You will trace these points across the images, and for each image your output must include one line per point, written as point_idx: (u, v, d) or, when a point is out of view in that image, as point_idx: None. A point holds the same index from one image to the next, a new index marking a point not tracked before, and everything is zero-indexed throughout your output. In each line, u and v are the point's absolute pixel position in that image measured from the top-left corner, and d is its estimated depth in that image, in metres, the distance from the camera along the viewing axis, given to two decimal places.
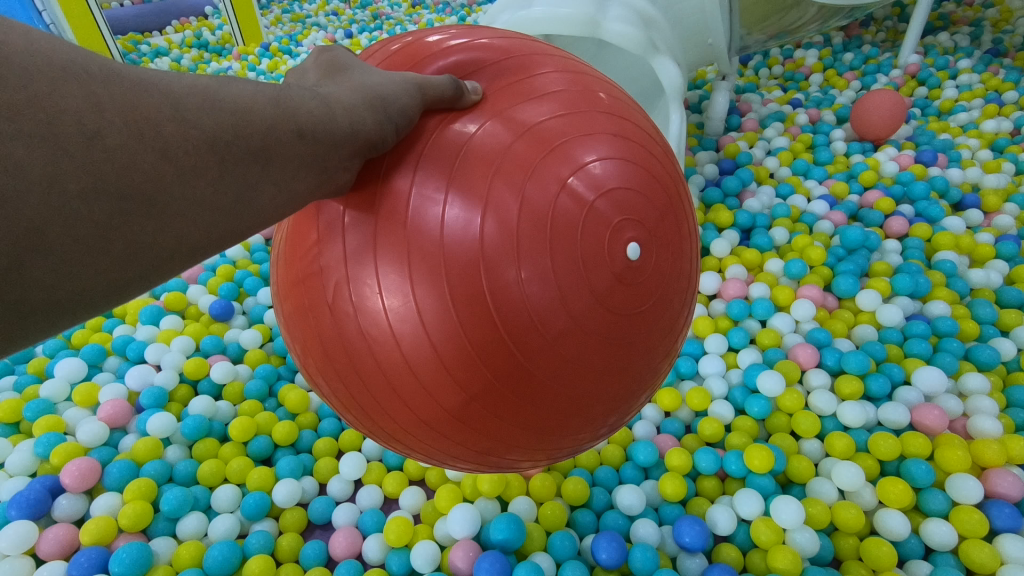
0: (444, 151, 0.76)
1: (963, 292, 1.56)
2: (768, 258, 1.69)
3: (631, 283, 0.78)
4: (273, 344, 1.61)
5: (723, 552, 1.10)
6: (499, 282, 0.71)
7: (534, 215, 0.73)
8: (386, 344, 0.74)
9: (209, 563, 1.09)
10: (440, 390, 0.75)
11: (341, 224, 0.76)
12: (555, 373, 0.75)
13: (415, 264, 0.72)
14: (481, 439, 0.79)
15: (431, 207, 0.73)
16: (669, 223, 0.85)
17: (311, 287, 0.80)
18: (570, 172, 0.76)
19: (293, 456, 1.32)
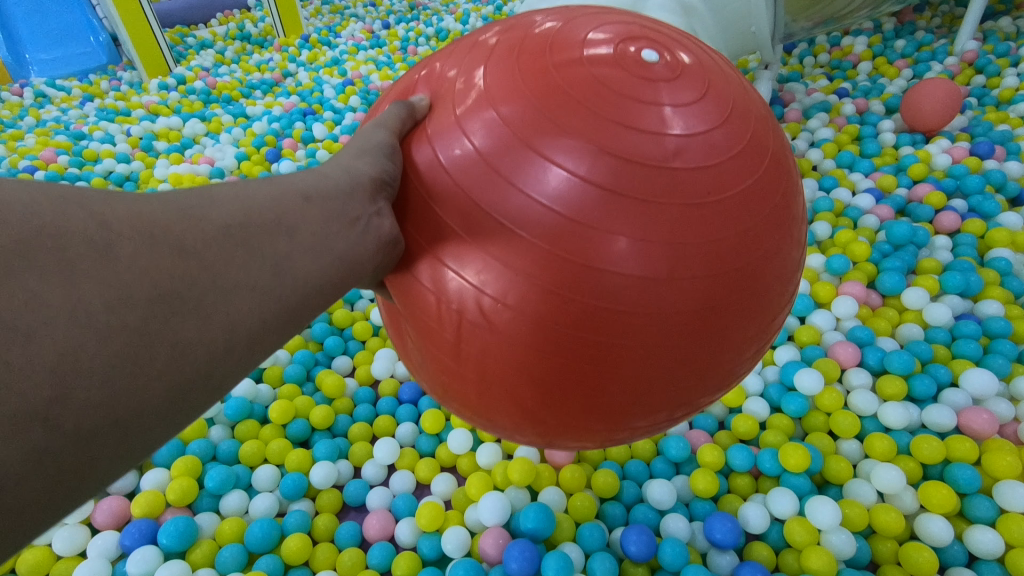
0: (450, 134, 0.77)
1: (1019, 291, 1.50)
2: (809, 253, 1.65)
3: (715, 127, 0.76)
4: (311, 331, 1.66)
5: (755, 550, 1.08)
6: (585, 184, 0.70)
7: (598, 123, 0.72)
8: (545, 317, 0.71)
9: (250, 539, 1.13)
10: (622, 318, 0.71)
11: (429, 246, 0.76)
12: (713, 226, 0.72)
13: (506, 210, 0.71)
14: (716, 310, 0.74)
15: (486, 168, 0.73)
16: (688, 50, 0.83)
17: (438, 328, 0.78)
18: (562, 58, 0.77)
19: (329, 439, 1.35)
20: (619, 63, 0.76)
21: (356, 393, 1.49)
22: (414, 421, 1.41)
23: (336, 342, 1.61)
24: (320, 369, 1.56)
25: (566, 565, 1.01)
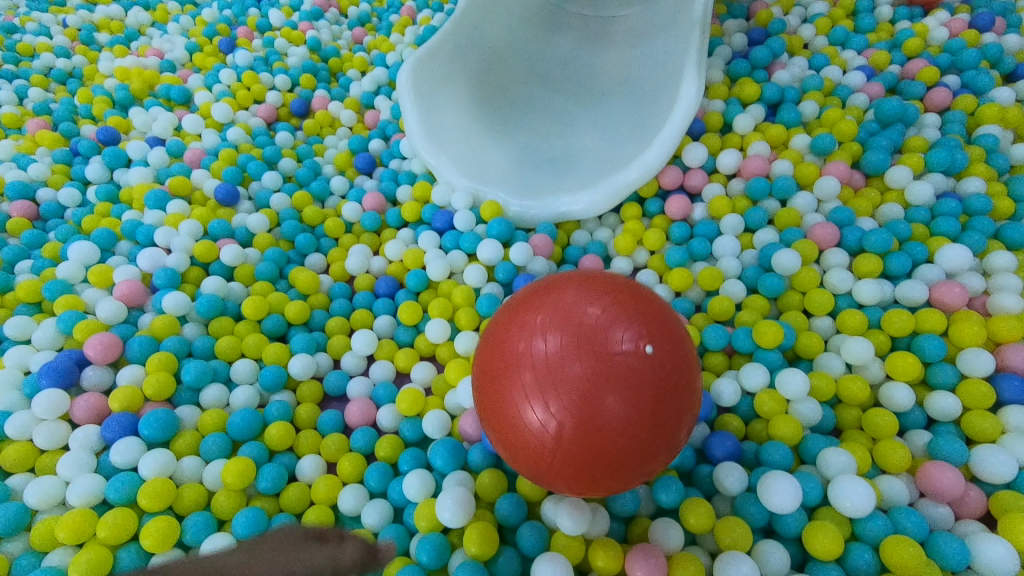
0: (506, 331, 0.83)
1: (1003, 168, 1.47)
2: (795, 135, 1.59)
3: (668, 326, 0.81)
4: (281, 229, 1.60)
5: (726, 422, 1.12)
6: (592, 380, 0.76)
7: (592, 355, 0.76)
8: (566, 441, 0.77)
9: (232, 428, 1.14)
10: (626, 437, 0.77)
11: (484, 377, 0.83)
12: (666, 435, 0.79)
13: (532, 388, 0.78)
14: (673, 404, 0.79)
15: (523, 359, 0.79)
16: (629, 348, 0.76)
17: (487, 423, 0.85)
18: (544, 465, 0.79)
19: (306, 333, 1.35)
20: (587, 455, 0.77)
21: (331, 289, 1.47)
22: (392, 313, 1.42)
23: (308, 239, 1.56)
24: (293, 266, 1.52)
25: None
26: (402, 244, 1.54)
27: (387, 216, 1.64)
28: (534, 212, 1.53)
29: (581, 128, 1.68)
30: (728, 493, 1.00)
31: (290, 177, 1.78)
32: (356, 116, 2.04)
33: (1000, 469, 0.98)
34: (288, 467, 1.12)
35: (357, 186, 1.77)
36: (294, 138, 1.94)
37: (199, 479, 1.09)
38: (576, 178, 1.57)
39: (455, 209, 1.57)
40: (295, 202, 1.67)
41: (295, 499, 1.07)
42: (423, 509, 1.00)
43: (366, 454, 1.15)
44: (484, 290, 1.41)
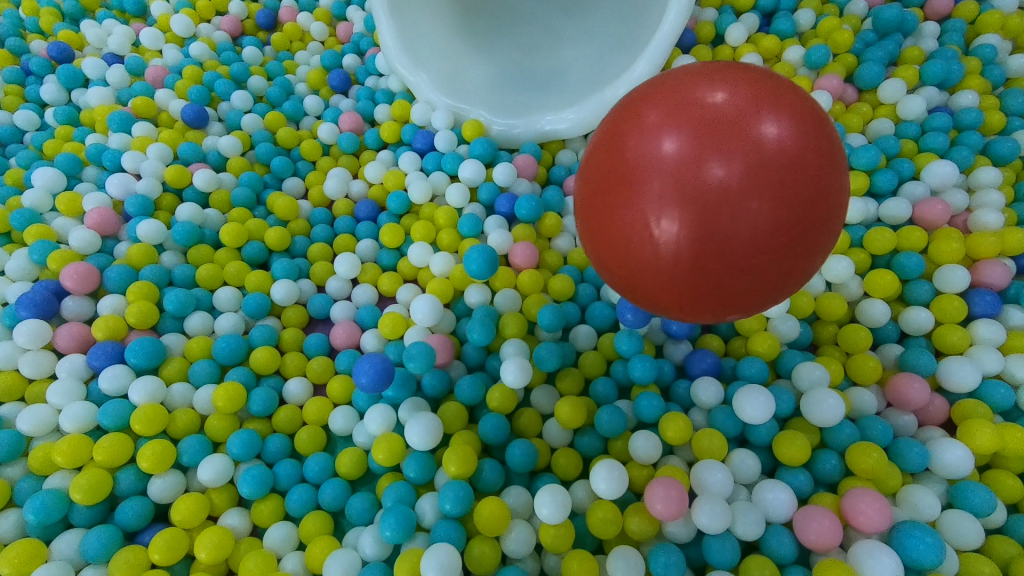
0: (625, 143, 0.74)
1: (998, 81, 1.44)
2: (788, 46, 1.53)
3: (804, 115, 0.72)
4: (254, 152, 1.54)
5: (705, 339, 1.15)
6: (731, 174, 0.67)
7: (725, 146, 0.68)
8: (700, 247, 0.68)
9: (218, 354, 1.15)
10: (764, 239, 0.68)
11: (597, 198, 0.76)
12: (805, 247, 0.71)
13: (659, 192, 0.69)
14: (815, 209, 0.70)
15: (648, 165, 0.71)
16: (760, 132, 0.68)
17: (600, 254, 0.78)
18: (660, 161, 0.69)
19: (288, 259, 1.33)
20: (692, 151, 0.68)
21: (311, 214, 1.43)
22: (374, 237, 1.40)
23: (284, 163, 1.50)
24: (270, 191, 1.48)
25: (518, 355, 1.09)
26: (383, 166, 1.49)
27: (366, 137, 1.58)
28: (518, 131, 1.49)
29: (569, 40, 1.55)
30: (704, 405, 1.04)
31: (261, 97, 1.69)
32: (328, 29, 1.92)
33: (965, 379, 1.03)
34: (276, 390, 1.14)
35: (332, 105, 1.69)
36: (262, 53, 1.82)
37: (190, 404, 1.10)
38: (562, 94, 1.51)
39: (437, 130, 1.51)
40: (268, 124, 1.59)
41: (286, 420, 1.09)
42: (386, 438, 1.01)
43: (352, 375, 1.17)
44: (466, 211, 1.38)
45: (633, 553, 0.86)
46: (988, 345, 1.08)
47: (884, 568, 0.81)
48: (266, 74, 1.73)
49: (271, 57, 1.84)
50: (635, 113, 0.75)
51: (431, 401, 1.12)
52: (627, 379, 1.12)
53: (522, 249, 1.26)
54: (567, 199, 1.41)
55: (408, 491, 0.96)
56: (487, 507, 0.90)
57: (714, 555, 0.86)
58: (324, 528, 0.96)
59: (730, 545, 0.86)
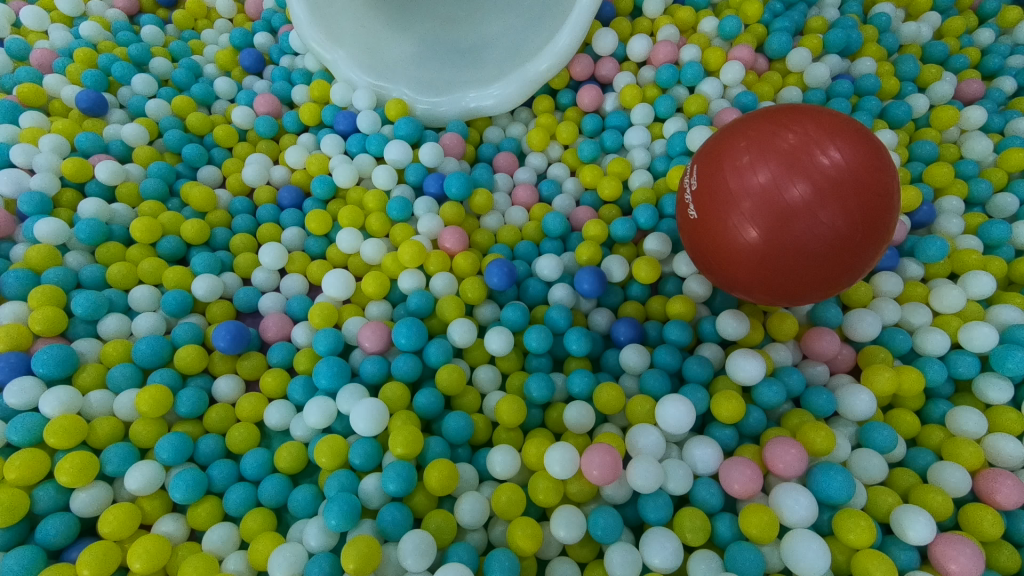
0: (715, 171, 0.90)
1: (893, 48, 1.54)
2: (703, 18, 1.58)
3: (864, 143, 0.84)
4: (163, 140, 1.44)
5: (626, 308, 1.20)
6: (802, 192, 0.82)
7: (800, 173, 0.82)
8: (779, 253, 0.85)
9: (138, 356, 1.09)
10: (834, 248, 0.83)
11: (697, 217, 0.93)
12: (869, 247, 0.84)
13: (749, 212, 0.85)
14: (874, 220, 0.83)
15: (736, 192, 0.87)
16: (824, 159, 0.82)
17: (702, 257, 0.96)
18: (745, 190, 0.86)
19: (208, 252, 1.27)
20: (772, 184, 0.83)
21: (231, 204, 1.37)
22: (301, 225, 1.35)
23: (196, 151, 1.42)
24: (184, 182, 1.40)
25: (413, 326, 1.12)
26: (304, 149, 1.44)
27: (284, 120, 1.51)
28: (443, 109, 1.47)
29: (490, 12, 1.51)
30: (633, 370, 1.09)
31: (166, 80, 1.58)
32: (235, 6, 1.81)
33: (868, 329, 1.12)
34: (206, 389, 1.10)
35: (246, 87, 1.60)
36: (164, 33, 1.70)
37: (110, 411, 1.04)
38: (486, 70, 1.49)
39: (359, 110, 1.47)
40: (176, 109, 1.49)
41: (218, 420, 1.06)
42: (327, 441, 0.98)
43: (286, 368, 1.15)
44: (394, 193, 1.36)
45: (575, 512, 0.90)
46: (888, 296, 1.18)
47: (800, 507, 0.88)
48: (169, 55, 1.61)
49: (174, 36, 1.72)
50: (725, 148, 0.91)
51: (369, 387, 1.11)
52: (562, 352, 1.15)
53: (452, 232, 1.25)
54: (497, 176, 1.41)
55: (351, 478, 0.96)
56: (436, 468, 0.93)
57: (649, 513, 0.91)
58: (268, 524, 0.94)
59: (663, 502, 0.91)
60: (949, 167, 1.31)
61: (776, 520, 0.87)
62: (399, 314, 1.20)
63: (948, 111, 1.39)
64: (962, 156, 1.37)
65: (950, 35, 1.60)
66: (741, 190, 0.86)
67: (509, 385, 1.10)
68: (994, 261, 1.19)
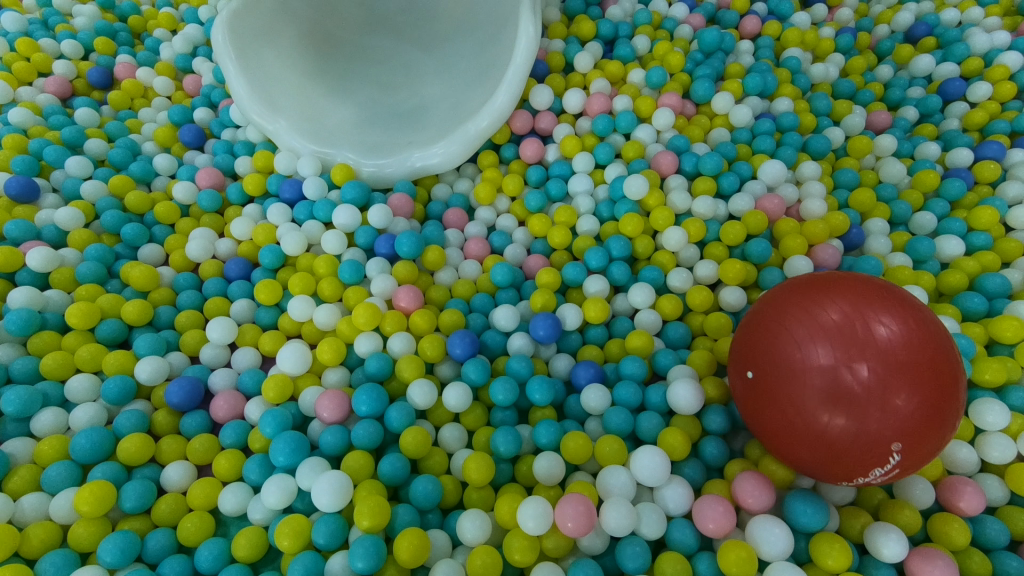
0: (766, 349, 0.86)
1: (806, 87, 1.67)
2: (630, 69, 1.68)
3: (914, 310, 0.82)
4: (100, 222, 1.40)
5: (586, 351, 1.21)
6: (869, 373, 0.78)
7: (865, 352, 0.78)
8: (858, 439, 0.79)
9: (77, 452, 1.01)
10: (913, 428, 0.78)
11: (755, 395, 0.88)
12: (947, 422, 0.79)
13: (824, 396, 0.80)
14: (946, 395, 0.78)
15: (796, 370, 0.82)
16: (881, 334, 0.79)
17: (767, 438, 0.89)
18: (804, 370, 0.81)
19: (152, 333, 1.21)
20: (835, 364, 0.79)
21: (175, 281, 1.33)
22: (250, 296, 1.32)
23: (136, 229, 1.38)
24: (124, 263, 1.35)
25: (376, 395, 1.09)
26: (250, 221, 1.42)
27: (228, 192, 1.50)
28: (389, 170, 1.48)
29: (428, 76, 1.59)
30: (596, 413, 1.09)
31: (102, 160, 1.55)
32: (173, 83, 1.81)
33: None
34: (153, 480, 1.03)
35: (187, 162, 1.59)
36: (99, 114, 1.68)
37: (46, 515, 0.96)
38: (426, 131, 1.52)
39: (304, 177, 1.47)
40: (113, 189, 1.46)
41: (168, 511, 0.99)
42: (288, 522, 0.93)
43: (241, 448, 1.09)
44: (346, 257, 1.35)
45: (554, 569, 0.87)
46: None
47: (776, 538, 0.88)
48: (105, 135, 1.59)
49: (110, 116, 1.70)
50: (772, 321, 0.87)
51: (330, 459, 1.06)
52: (526, 402, 1.14)
53: (407, 291, 1.25)
54: (447, 232, 1.43)
55: (317, 559, 0.90)
56: (405, 538, 0.89)
57: (629, 562, 0.88)
58: None
59: (639, 551, 0.89)
60: (871, 192, 1.40)
61: (755, 555, 0.86)
62: (358, 379, 1.17)
63: (863, 140, 1.50)
64: (881, 180, 1.47)
65: (855, 72, 1.74)
66: (800, 371, 0.82)
67: (476, 442, 1.07)
68: (924, 274, 1.26)
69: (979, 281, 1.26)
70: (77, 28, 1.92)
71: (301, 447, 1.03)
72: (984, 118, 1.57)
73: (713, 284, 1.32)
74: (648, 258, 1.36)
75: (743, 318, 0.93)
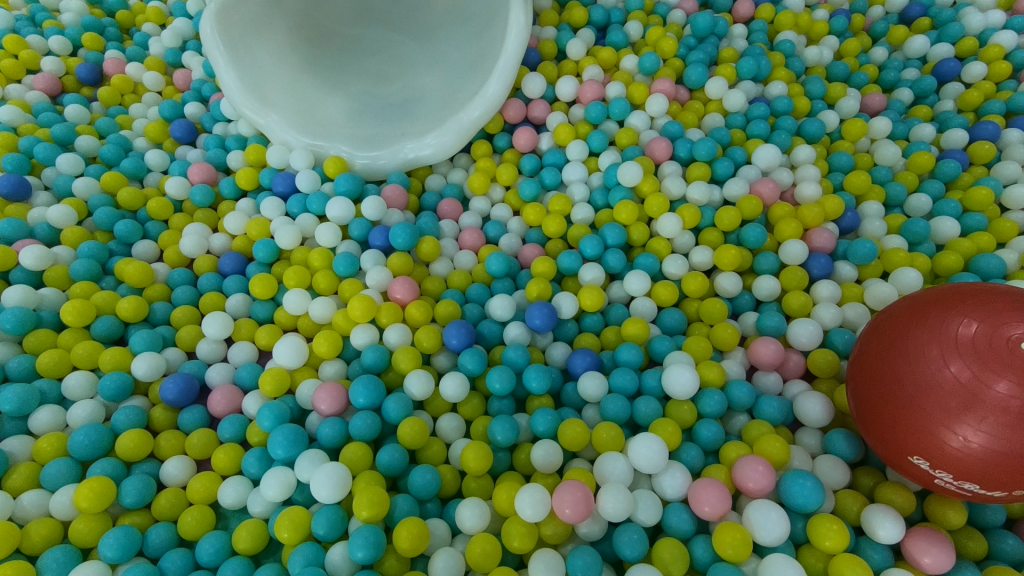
0: (890, 364, 0.84)
1: (800, 70, 1.66)
2: (623, 56, 1.67)
3: None
4: (93, 219, 1.40)
5: (582, 339, 1.21)
6: (1009, 390, 0.75)
7: (1004, 367, 0.75)
8: (1003, 459, 0.75)
9: (75, 449, 1.02)
10: None
11: (880, 417, 0.85)
12: None
13: (955, 413, 0.78)
14: None
15: (925, 385, 0.80)
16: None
17: (888, 451, 0.87)
18: (934, 385, 0.79)
19: (148, 329, 1.21)
20: (970, 381, 0.77)
21: (169, 277, 1.33)
22: (245, 291, 1.32)
23: (129, 226, 1.37)
24: (118, 260, 1.35)
25: (373, 387, 1.09)
26: (244, 215, 1.42)
27: (221, 187, 1.50)
28: (383, 162, 1.47)
29: (421, 66, 1.58)
30: (593, 400, 1.10)
31: (93, 157, 1.54)
32: (163, 79, 1.80)
33: (811, 335, 1.15)
34: (153, 475, 1.03)
35: (179, 157, 1.58)
36: (89, 110, 1.67)
37: (47, 512, 0.97)
38: (419, 121, 1.51)
39: (297, 170, 1.47)
40: (105, 186, 1.46)
41: (168, 506, 0.99)
42: (288, 514, 0.93)
43: (239, 442, 1.09)
44: (340, 249, 1.35)
45: (553, 555, 0.88)
46: (828, 302, 1.21)
47: (772, 523, 0.88)
48: (96, 132, 1.58)
49: (99, 112, 1.69)
50: (899, 333, 0.85)
51: (329, 451, 1.07)
52: (523, 391, 1.15)
53: (401, 282, 1.24)
54: (442, 223, 1.42)
55: (317, 551, 0.91)
56: (405, 528, 0.89)
57: (626, 548, 0.89)
58: None
59: (637, 536, 0.90)
60: (865, 174, 1.40)
61: (749, 538, 0.87)
62: (355, 371, 1.17)
63: (857, 124, 1.49)
64: (875, 163, 1.47)
65: (850, 55, 1.73)
66: (929, 385, 0.80)
67: (474, 431, 1.08)
68: (919, 257, 1.25)
69: (974, 261, 1.25)
70: (65, 24, 1.90)
71: (299, 441, 1.03)
72: (979, 98, 1.56)
73: (708, 271, 1.32)
74: (643, 245, 1.36)
75: (867, 329, 0.91)
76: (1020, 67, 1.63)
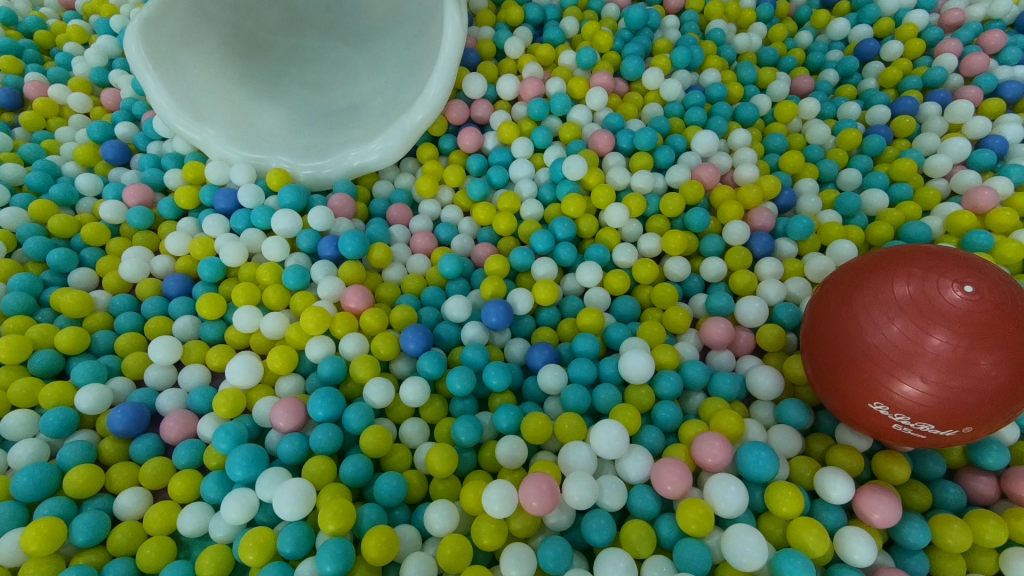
0: (838, 329, 0.88)
1: (731, 57, 1.72)
2: (561, 52, 1.69)
3: (983, 274, 0.83)
4: (23, 250, 1.33)
5: (539, 334, 1.22)
6: (944, 341, 0.79)
7: (936, 321, 0.80)
8: (945, 406, 0.80)
9: (19, 492, 0.97)
10: (992, 388, 0.79)
11: (835, 380, 0.89)
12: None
13: (901, 368, 0.82)
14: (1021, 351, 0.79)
15: (871, 346, 0.84)
16: (954, 301, 0.80)
17: (845, 411, 0.91)
18: (879, 344, 0.83)
19: (90, 361, 1.17)
20: (911, 337, 0.81)
21: (111, 304, 1.28)
22: (193, 312, 1.28)
23: (63, 255, 1.32)
24: (54, 290, 1.29)
25: (332, 399, 1.08)
26: (186, 235, 1.37)
27: (159, 208, 1.45)
28: (327, 170, 1.45)
29: (360, 72, 1.57)
30: (553, 392, 1.11)
31: (19, 186, 1.47)
32: (90, 100, 1.73)
33: (757, 312, 1.19)
34: (106, 510, 1.00)
35: (113, 180, 1.52)
36: (11, 137, 1.59)
37: None
38: (362, 127, 1.49)
39: (238, 185, 1.43)
40: (35, 215, 1.39)
41: (125, 540, 0.95)
42: (252, 535, 0.91)
43: (196, 467, 1.06)
44: (289, 263, 1.32)
45: (523, 549, 0.88)
46: (771, 278, 1.26)
47: (731, 495, 0.91)
48: (21, 159, 1.50)
49: (22, 139, 1.61)
50: (844, 299, 0.88)
51: (290, 467, 1.05)
52: (484, 390, 1.15)
53: (355, 291, 1.23)
54: (392, 229, 1.41)
55: (284, 569, 0.89)
56: (373, 536, 0.88)
57: (595, 534, 0.90)
58: None
59: (605, 521, 0.91)
60: (799, 154, 1.46)
61: (710, 512, 0.90)
62: (313, 385, 1.16)
63: (788, 106, 1.55)
64: (808, 143, 1.54)
65: (777, 40, 1.80)
66: (875, 344, 0.83)
67: (438, 434, 1.08)
68: (852, 229, 1.31)
69: (903, 230, 1.32)
70: None
71: (259, 461, 1.01)
72: (898, 75, 1.64)
73: (658, 257, 1.36)
74: (593, 236, 1.38)
75: (815, 296, 0.95)
76: (933, 44, 1.73)
